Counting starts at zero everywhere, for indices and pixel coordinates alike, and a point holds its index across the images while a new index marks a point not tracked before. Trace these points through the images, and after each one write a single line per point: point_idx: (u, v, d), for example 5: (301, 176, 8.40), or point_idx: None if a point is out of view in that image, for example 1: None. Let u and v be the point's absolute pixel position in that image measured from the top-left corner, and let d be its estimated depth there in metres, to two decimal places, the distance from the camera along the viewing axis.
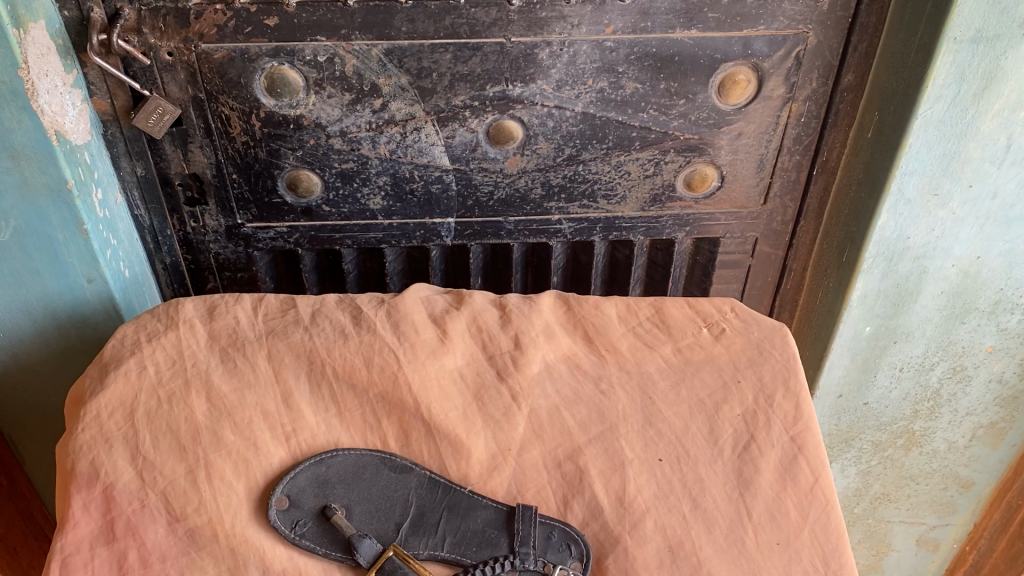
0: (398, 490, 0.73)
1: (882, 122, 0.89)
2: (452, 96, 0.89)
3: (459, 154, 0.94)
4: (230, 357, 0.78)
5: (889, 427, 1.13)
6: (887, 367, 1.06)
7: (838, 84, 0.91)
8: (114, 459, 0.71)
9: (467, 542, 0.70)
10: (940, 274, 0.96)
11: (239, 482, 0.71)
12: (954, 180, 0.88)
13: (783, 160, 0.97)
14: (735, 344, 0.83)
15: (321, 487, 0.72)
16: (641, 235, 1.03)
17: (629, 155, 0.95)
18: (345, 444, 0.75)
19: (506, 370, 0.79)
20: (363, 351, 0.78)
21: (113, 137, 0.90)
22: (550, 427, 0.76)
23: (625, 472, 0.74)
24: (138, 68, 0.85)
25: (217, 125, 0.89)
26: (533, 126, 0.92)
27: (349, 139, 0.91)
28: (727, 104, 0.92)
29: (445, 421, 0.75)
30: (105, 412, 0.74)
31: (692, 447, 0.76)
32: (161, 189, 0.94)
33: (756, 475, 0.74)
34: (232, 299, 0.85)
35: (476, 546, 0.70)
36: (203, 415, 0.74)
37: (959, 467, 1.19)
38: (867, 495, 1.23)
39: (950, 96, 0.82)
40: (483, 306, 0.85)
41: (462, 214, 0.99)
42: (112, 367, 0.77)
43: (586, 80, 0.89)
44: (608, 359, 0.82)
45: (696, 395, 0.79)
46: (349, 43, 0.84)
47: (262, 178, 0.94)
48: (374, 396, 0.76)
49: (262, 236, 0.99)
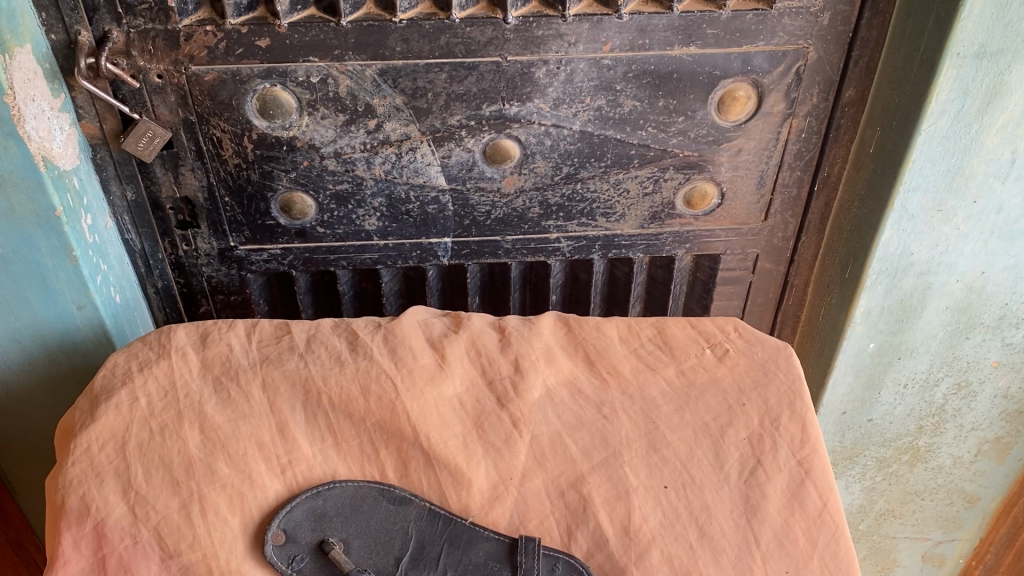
0: (398, 523, 0.71)
1: (884, 137, 0.88)
2: (448, 115, 0.87)
3: (456, 174, 0.92)
4: (224, 386, 0.76)
5: (893, 443, 1.11)
6: (891, 383, 1.04)
7: (839, 99, 0.90)
8: (105, 494, 0.69)
9: None
10: (945, 290, 0.94)
11: (235, 516, 0.69)
12: (958, 196, 0.87)
13: (784, 176, 0.96)
14: (739, 365, 0.82)
15: (318, 521, 0.70)
16: (641, 252, 1.02)
17: (627, 173, 0.94)
18: (342, 475, 0.73)
19: (506, 396, 0.77)
20: (360, 379, 0.76)
21: (102, 161, 0.88)
22: (552, 454, 0.75)
23: (630, 500, 0.72)
24: (127, 91, 0.83)
25: (208, 148, 0.88)
26: (530, 145, 0.90)
27: (343, 160, 0.90)
28: (726, 120, 0.90)
29: (445, 450, 0.73)
30: (96, 445, 0.72)
31: (698, 473, 0.74)
32: (152, 213, 0.92)
33: (763, 501, 0.73)
34: (225, 325, 0.83)
35: None
36: (196, 447, 0.72)
37: (965, 482, 1.17)
38: (872, 512, 1.21)
39: (953, 111, 0.81)
40: (482, 329, 0.84)
41: (459, 234, 0.97)
42: (103, 398, 0.75)
43: (584, 98, 0.87)
44: (610, 383, 0.80)
45: (700, 419, 0.78)
46: (343, 64, 0.83)
47: (255, 201, 0.92)
48: (372, 425, 0.75)
49: (256, 258, 0.97)
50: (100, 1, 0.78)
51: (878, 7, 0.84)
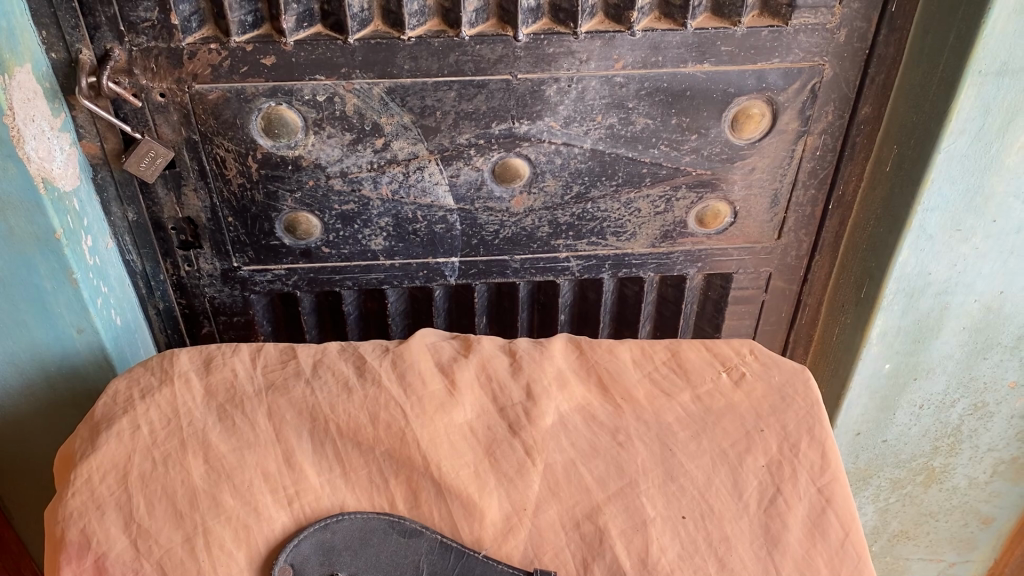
0: (408, 556, 0.69)
1: (901, 155, 0.86)
2: (457, 134, 0.85)
3: (464, 193, 0.90)
4: (229, 414, 0.74)
5: (908, 464, 1.09)
6: (906, 404, 1.02)
7: (855, 116, 0.88)
8: (107, 527, 0.67)
9: None
10: (963, 310, 0.92)
11: (241, 550, 0.67)
12: (977, 215, 0.85)
13: (798, 195, 0.94)
14: (756, 389, 0.80)
15: (326, 555, 0.68)
16: (652, 271, 1.00)
17: (639, 192, 0.92)
18: (351, 506, 0.71)
19: (518, 423, 0.75)
20: (368, 406, 0.74)
21: (103, 182, 0.86)
22: (566, 484, 0.73)
23: (647, 532, 0.70)
24: (129, 111, 0.82)
25: (212, 167, 0.86)
26: (540, 164, 0.89)
27: (350, 180, 0.88)
28: (740, 138, 0.89)
29: (456, 480, 0.71)
30: (97, 475, 0.70)
31: (717, 503, 0.72)
32: (154, 233, 0.91)
33: (784, 532, 0.71)
34: (229, 349, 0.81)
35: None
36: (201, 478, 0.70)
37: (980, 503, 1.15)
38: (885, 533, 1.19)
39: (973, 129, 0.80)
40: (492, 352, 0.82)
41: (467, 253, 0.95)
42: (104, 427, 0.73)
43: (595, 116, 0.86)
44: (625, 409, 0.78)
45: (718, 446, 0.76)
46: (349, 82, 0.81)
47: (259, 221, 0.90)
48: (381, 455, 0.73)
49: (259, 279, 0.95)
50: (102, 19, 0.76)
51: (895, 24, 0.82)
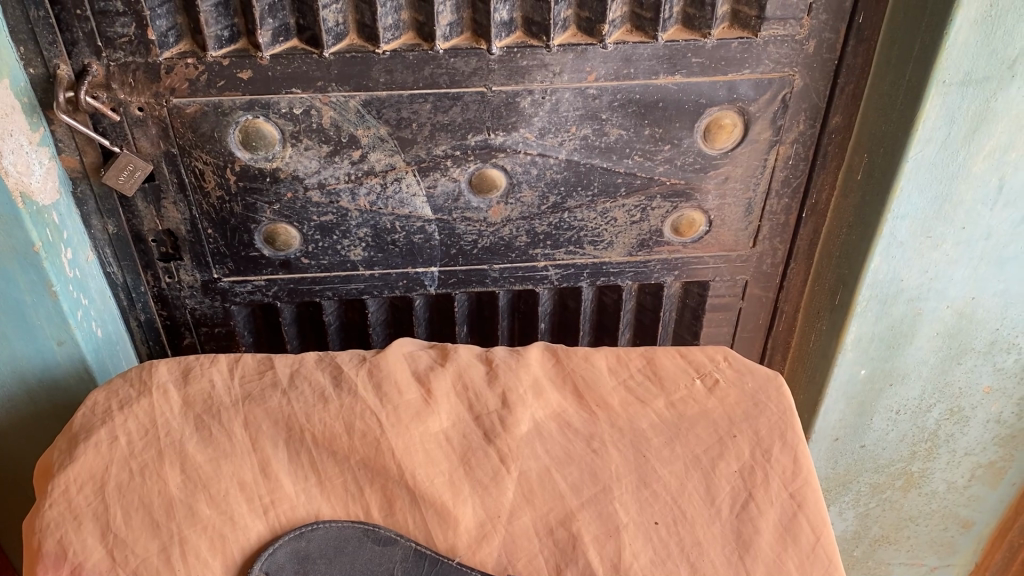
0: (382, 564, 0.69)
1: (871, 164, 0.87)
2: (433, 146, 0.87)
3: (442, 204, 0.91)
4: (206, 425, 0.75)
5: (886, 468, 1.10)
6: (883, 409, 1.03)
7: (826, 126, 0.90)
8: (83, 537, 0.68)
9: None
10: (935, 316, 0.94)
11: (216, 559, 0.68)
12: (946, 222, 0.87)
13: (771, 203, 0.95)
14: (729, 396, 0.81)
15: (300, 563, 0.69)
16: (630, 280, 1.01)
17: (614, 201, 0.93)
18: (326, 515, 0.72)
19: (493, 431, 0.76)
20: (344, 415, 0.75)
21: (83, 195, 0.87)
22: (540, 491, 0.73)
23: (620, 538, 0.71)
24: (107, 125, 0.82)
25: (190, 180, 0.87)
26: (516, 174, 0.90)
27: (328, 191, 0.89)
28: (713, 148, 0.90)
29: (431, 488, 0.72)
30: (74, 486, 0.70)
31: (689, 508, 0.73)
32: (135, 246, 0.91)
33: (756, 536, 0.72)
34: (207, 360, 0.82)
35: None
36: (177, 488, 0.71)
37: (959, 507, 1.16)
38: (866, 538, 1.20)
39: (940, 138, 0.81)
40: (469, 361, 0.82)
41: (446, 263, 0.96)
42: (82, 438, 0.73)
43: (569, 127, 0.87)
44: (599, 416, 0.79)
45: (690, 452, 0.77)
46: (326, 95, 0.82)
47: (239, 233, 0.91)
48: (356, 463, 0.73)
49: (240, 290, 0.96)
50: (79, 35, 0.77)
51: (862, 35, 0.84)
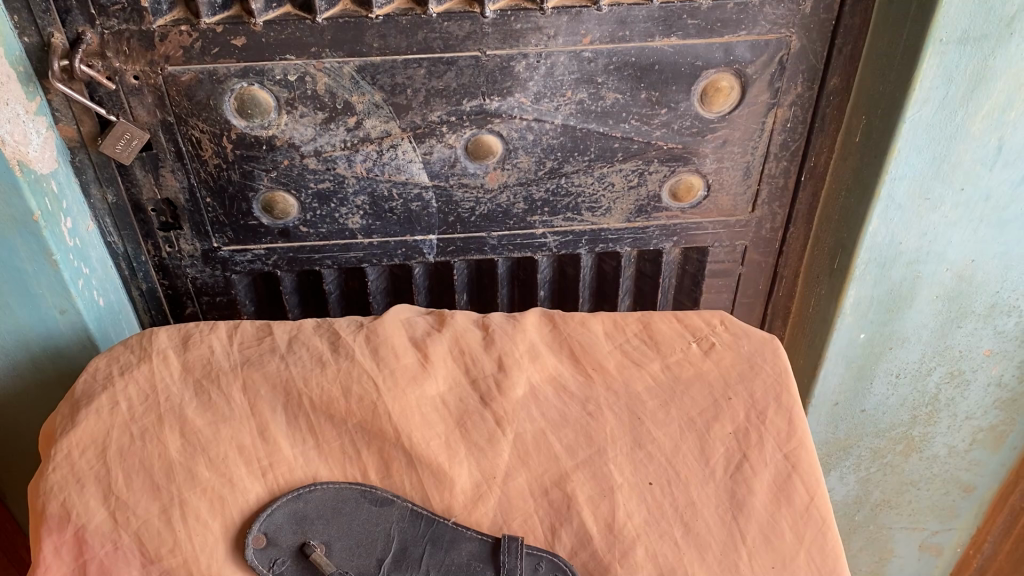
0: (379, 524, 0.71)
1: (869, 126, 0.87)
2: (428, 111, 0.86)
3: (438, 170, 0.91)
4: (205, 389, 0.76)
5: (887, 433, 1.11)
6: (882, 374, 1.03)
7: (823, 88, 0.89)
8: (86, 499, 0.69)
9: None
10: (935, 279, 0.93)
11: (215, 520, 0.69)
12: (945, 183, 0.86)
13: (770, 167, 0.95)
14: (725, 359, 0.81)
15: (299, 523, 0.70)
16: (628, 246, 1.01)
17: (612, 166, 0.93)
18: (324, 477, 0.73)
19: (489, 394, 0.77)
20: (341, 379, 0.76)
21: (81, 165, 0.87)
22: (536, 453, 0.74)
23: (614, 498, 0.72)
24: (103, 94, 0.83)
25: (188, 148, 0.87)
26: (512, 140, 0.90)
27: (324, 158, 0.89)
28: (710, 111, 0.89)
29: (427, 450, 0.73)
30: (77, 450, 0.71)
31: (683, 469, 0.74)
32: (134, 215, 0.92)
33: (749, 496, 0.73)
34: (207, 327, 0.82)
35: None
36: (176, 451, 0.72)
37: (960, 471, 1.16)
38: (868, 502, 1.20)
39: (938, 97, 0.80)
40: (465, 326, 0.83)
41: (444, 231, 0.97)
42: (84, 403, 0.75)
43: (564, 91, 0.86)
44: (595, 379, 0.79)
45: (686, 414, 0.77)
46: (320, 62, 0.82)
47: (237, 201, 0.92)
48: (353, 426, 0.74)
49: (240, 259, 0.96)
50: (72, 3, 0.77)
51: None
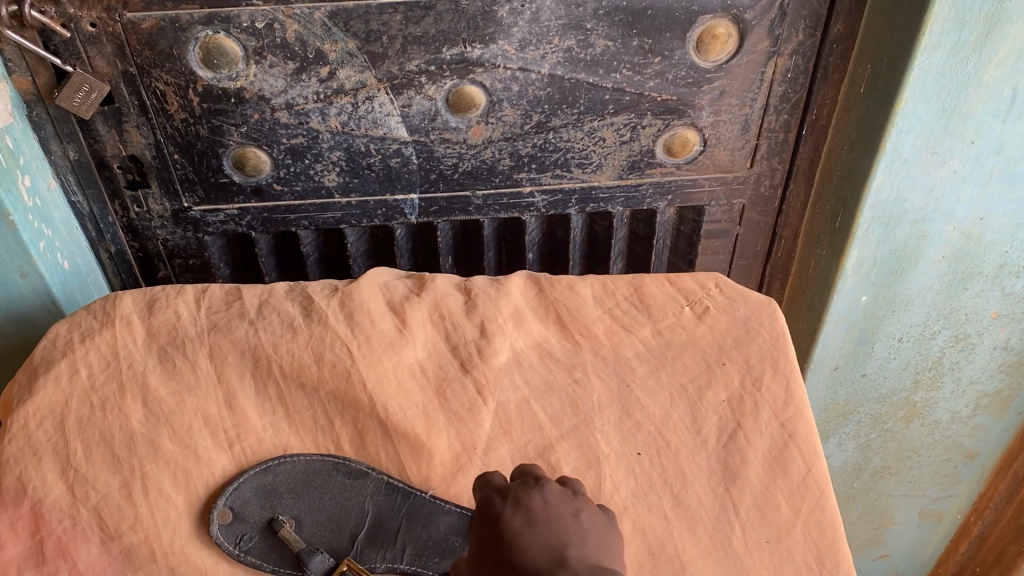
0: (352, 497, 0.67)
1: (874, 75, 0.82)
2: (406, 61, 0.81)
3: (418, 124, 0.86)
4: (169, 356, 0.72)
5: (888, 398, 1.07)
6: (884, 338, 0.99)
7: (827, 35, 0.84)
8: (43, 473, 0.66)
9: (428, 552, 0.65)
10: (941, 238, 0.89)
11: (179, 494, 0.66)
12: (955, 136, 0.81)
13: (770, 120, 0.90)
14: (719, 323, 0.76)
15: (267, 497, 0.67)
16: (620, 206, 0.96)
17: (602, 120, 0.88)
18: (295, 449, 0.69)
19: (470, 361, 0.73)
20: (313, 346, 0.72)
21: (39, 119, 0.82)
22: (518, 422, 0.71)
23: (601, 469, 0.69)
24: (59, 42, 0.78)
25: (152, 101, 0.82)
26: (496, 92, 0.85)
27: (297, 112, 0.84)
28: (706, 60, 0.84)
29: (403, 420, 0.69)
30: (33, 421, 0.68)
31: (674, 439, 0.70)
32: (99, 173, 0.87)
33: (743, 467, 0.69)
34: (174, 291, 0.77)
35: (437, 557, 0.65)
36: (139, 422, 0.68)
37: (963, 437, 1.13)
38: (867, 469, 1.17)
39: (949, 43, 0.75)
40: (447, 290, 0.78)
41: (426, 189, 0.92)
42: (42, 371, 0.70)
43: (551, 38, 0.81)
44: (583, 345, 0.75)
45: (677, 381, 0.73)
46: (289, 7, 0.77)
47: (206, 158, 0.87)
48: (326, 395, 0.70)
49: (212, 219, 0.92)
50: None
51: None
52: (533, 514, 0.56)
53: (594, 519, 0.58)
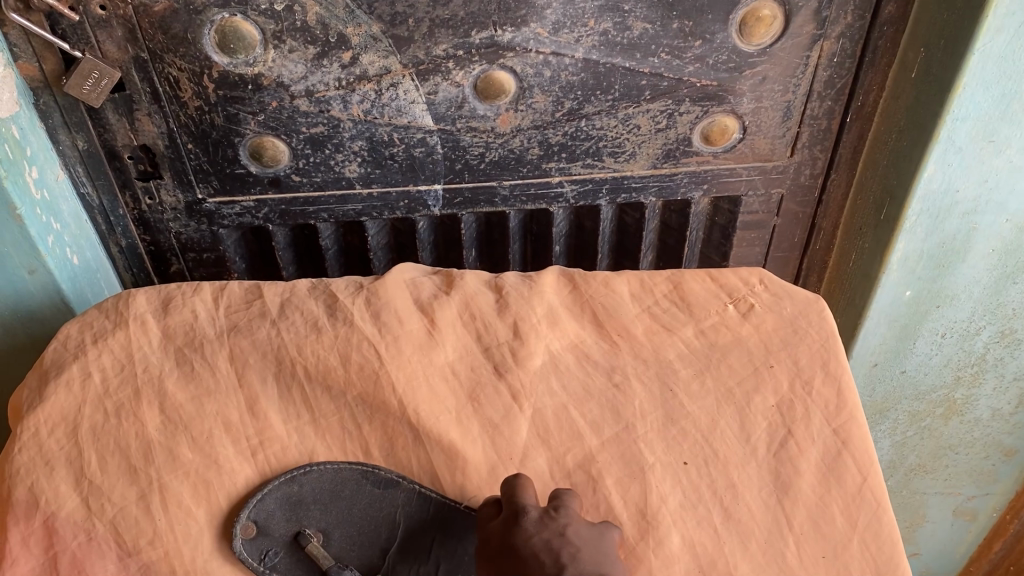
0: (383, 509, 0.63)
1: (929, 59, 0.77)
2: (433, 45, 0.77)
3: (444, 112, 0.82)
4: (187, 359, 0.68)
5: (927, 396, 1.03)
6: (927, 333, 0.95)
7: (878, 16, 0.79)
8: (57, 484, 0.62)
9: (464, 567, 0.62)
10: (993, 231, 0.85)
11: (200, 506, 0.62)
12: (1013, 124, 0.77)
13: (813, 106, 0.85)
14: (766, 323, 0.72)
15: (293, 509, 0.63)
16: (653, 196, 0.92)
17: (637, 106, 0.83)
18: (321, 458, 0.65)
19: (504, 363, 0.69)
20: (339, 348, 0.68)
21: (46, 107, 0.78)
22: (557, 427, 0.67)
23: (645, 480, 0.65)
24: (66, 26, 0.73)
25: (165, 88, 0.78)
26: (527, 77, 0.80)
27: (317, 99, 0.80)
28: (749, 44, 0.80)
29: (435, 428, 0.66)
30: (45, 429, 0.64)
31: (722, 447, 0.67)
32: (109, 163, 0.83)
33: (795, 477, 0.65)
34: (190, 289, 0.73)
35: None
36: (156, 429, 0.64)
37: (1003, 435, 1.09)
38: (902, 467, 1.13)
39: (1013, 25, 0.70)
40: (476, 288, 0.74)
41: (451, 180, 0.88)
42: (52, 375, 0.66)
43: (586, 21, 0.77)
44: (621, 346, 0.71)
45: (723, 385, 0.69)
46: None
47: (221, 147, 0.83)
48: (353, 401, 0.67)
49: (227, 212, 0.88)
50: None
51: None
52: (522, 553, 0.56)
53: (584, 534, 0.57)
